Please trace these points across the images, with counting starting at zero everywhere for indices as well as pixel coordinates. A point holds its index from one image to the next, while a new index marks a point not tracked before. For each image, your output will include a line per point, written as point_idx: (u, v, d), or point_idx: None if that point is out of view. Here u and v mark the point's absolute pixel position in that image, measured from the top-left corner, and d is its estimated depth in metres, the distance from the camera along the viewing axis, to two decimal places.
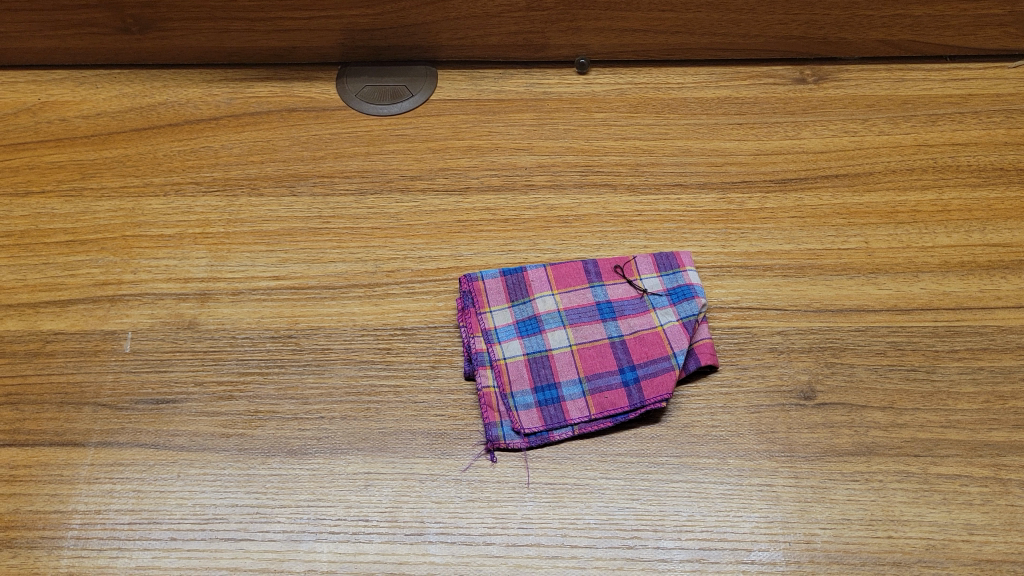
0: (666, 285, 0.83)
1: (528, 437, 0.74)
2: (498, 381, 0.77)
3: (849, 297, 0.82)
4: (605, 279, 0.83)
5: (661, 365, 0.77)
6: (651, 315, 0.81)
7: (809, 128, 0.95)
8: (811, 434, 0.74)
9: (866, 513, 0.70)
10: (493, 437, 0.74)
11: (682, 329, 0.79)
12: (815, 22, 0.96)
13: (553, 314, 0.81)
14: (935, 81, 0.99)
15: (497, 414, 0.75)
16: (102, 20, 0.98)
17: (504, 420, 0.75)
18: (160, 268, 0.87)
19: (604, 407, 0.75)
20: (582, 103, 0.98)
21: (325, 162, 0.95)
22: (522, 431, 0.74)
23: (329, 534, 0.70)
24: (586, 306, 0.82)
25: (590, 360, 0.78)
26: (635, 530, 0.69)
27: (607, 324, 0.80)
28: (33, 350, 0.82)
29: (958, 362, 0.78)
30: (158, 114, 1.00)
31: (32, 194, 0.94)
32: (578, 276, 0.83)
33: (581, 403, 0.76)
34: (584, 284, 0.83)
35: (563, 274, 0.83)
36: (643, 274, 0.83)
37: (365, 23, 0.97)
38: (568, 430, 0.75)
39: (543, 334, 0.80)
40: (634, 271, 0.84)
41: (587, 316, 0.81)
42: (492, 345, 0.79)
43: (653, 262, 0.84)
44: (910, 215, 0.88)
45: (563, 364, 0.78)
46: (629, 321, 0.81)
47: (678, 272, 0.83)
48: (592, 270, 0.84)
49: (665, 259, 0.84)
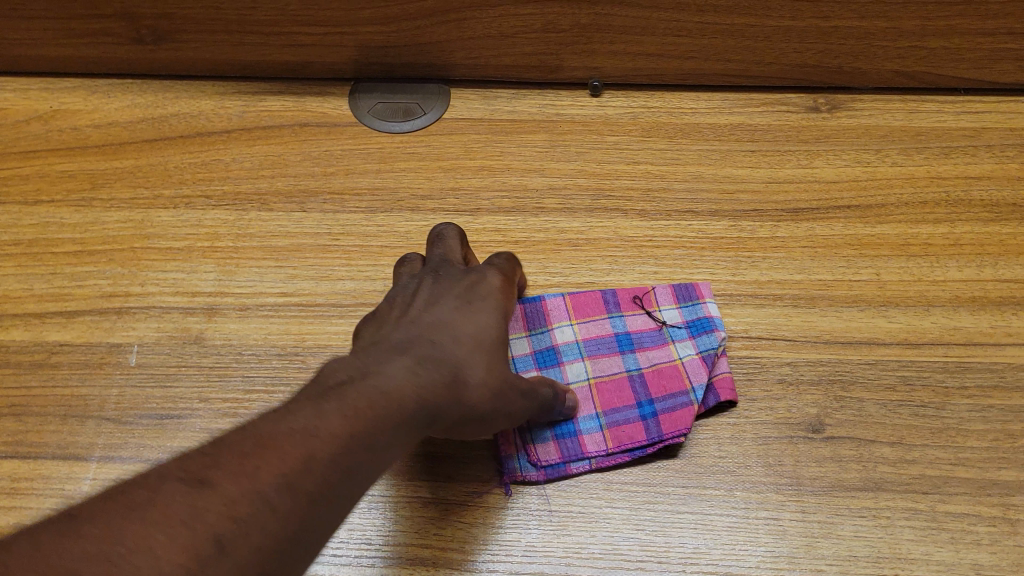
0: (686, 317, 0.81)
1: (546, 469, 0.74)
2: None
3: (859, 329, 0.82)
4: (625, 308, 0.83)
5: (679, 399, 0.76)
6: (669, 348, 0.80)
7: (822, 157, 0.95)
8: (819, 468, 0.74)
9: (874, 550, 0.69)
10: (509, 469, 0.74)
11: (700, 363, 0.78)
12: (831, 51, 0.95)
13: (571, 346, 0.81)
14: (949, 113, 0.98)
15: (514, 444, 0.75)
16: (117, 30, 0.98)
17: (521, 453, 0.74)
18: (168, 282, 0.87)
19: (621, 441, 0.75)
20: (595, 126, 0.98)
21: (336, 178, 0.94)
22: (539, 463, 0.74)
23: (332, 556, 0.70)
24: (605, 338, 0.81)
25: (608, 392, 0.77)
26: (639, 561, 0.69)
27: (626, 357, 0.80)
28: (37, 361, 0.82)
29: (968, 399, 0.77)
30: (170, 125, 1.00)
31: (42, 203, 0.94)
32: (596, 305, 0.83)
33: (598, 437, 0.75)
34: (603, 315, 0.82)
35: (581, 303, 0.83)
36: (662, 306, 0.82)
37: (379, 40, 0.97)
38: (585, 464, 0.74)
39: (562, 366, 0.79)
40: (653, 302, 0.83)
41: (606, 348, 0.80)
42: None
43: (673, 294, 0.83)
44: (921, 248, 0.87)
45: (580, 397, 0.77)
46: (647, 353, 0.80)
47: (698, 304, 0.82)
48: (611, 300, 0.83)
49: (685, 290, 0.83)
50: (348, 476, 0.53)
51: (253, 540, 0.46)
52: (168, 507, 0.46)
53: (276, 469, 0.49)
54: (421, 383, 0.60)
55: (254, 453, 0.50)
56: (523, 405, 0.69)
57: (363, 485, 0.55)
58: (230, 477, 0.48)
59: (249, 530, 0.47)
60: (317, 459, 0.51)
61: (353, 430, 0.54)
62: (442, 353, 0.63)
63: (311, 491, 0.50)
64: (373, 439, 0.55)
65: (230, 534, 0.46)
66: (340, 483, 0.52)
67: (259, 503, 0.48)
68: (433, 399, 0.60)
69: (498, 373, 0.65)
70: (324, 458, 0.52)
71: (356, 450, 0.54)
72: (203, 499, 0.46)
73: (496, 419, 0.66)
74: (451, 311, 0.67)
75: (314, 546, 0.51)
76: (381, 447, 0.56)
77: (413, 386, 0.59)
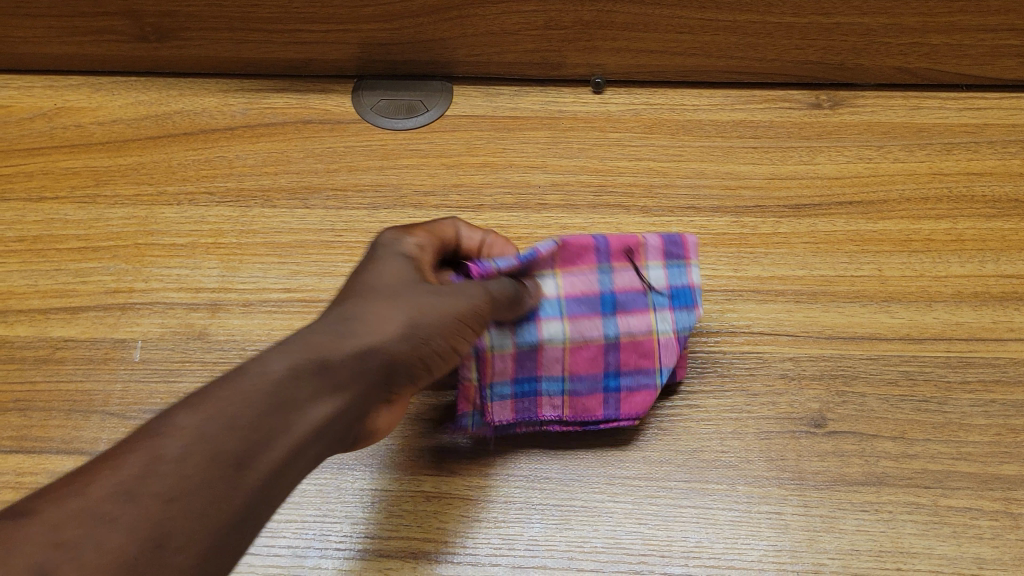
0: (670, 281, 0.78)
1: (499, 429, 0.75)
2: (481, 371, 0.74)
3: (861, 325, 0.82)
4: (613, 261, 0.77)
5: (645, 379, 0.76)
6: (650, 316, 0.76)
7: (824, 154, 0.95)
8: (821, 463, 0.74)
9: (876, 544, 0.69)
10: (460, 425, 0.75)
11: (676, 343, 0.76)
12: (832, 47, 0.95)
13: (551, 302, 0.75)
14: (951, 109, 0.98)
15: (473, 403, 0.74)
16: (121, 28, 0.98)
17: (474, 412, 0.74)
18: (172, 278, 0.87)
19: (577, 410, 0.76)
20: (597, 122, 0.98)
21: (339, 175, 0.95)
22: (493, 424, 0.74)
23: (334, 550, 0.71)
24: (587, 294, 0.76)
25: (578, 358, 0.75)
26: (642, 554, 0.70)
27: (604, 320, 0.76)
28: (42, 356, 0.82)
29: (971, 393, 0.77)
30: (174, 122, 1.00)
31: (46, 200, 0.94)
32: (585, 255, 0.76)
33: (556, 403, 0.76)
34: (590, 269, 0.76)
35: (569, 250, 0.75)
36: (649, 263, 0.78)
37: (382, 37, 0.97)
38: (538, 426, 0.76)
39: (538, 324, 0.74)
40: (641, 257, 0.77)
41: (587, 307, 0.76)
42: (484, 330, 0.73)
43: (662, 249, 0.78)
44: (924, 244, 0.88)
45: (549, 359, 0.75)
46: (627, 319, 0.76)
47: (686, 268, 0.78)
48: (602, 250, 0.76)
49: (677, 247, 0.78)
50: (201, 480, 0.52)
51: (81, 557, 0.47)
52: (27, 531, 0.48)
53: (108, 481, 0.50)
54: (294, 361, 0.57)
55: (92, 471, 0.51)
56: (447, 331, 0.63)
57: (239, 472, 0.53)
58: (60, 500, 0.50)
59: (76, 548, 0.48)
60: (171, 456, 0.52)
61: (205, 424, 0.53)
62: (319, 325, 0.60)
63: (184, 479, 0.51)
64: (233, 426, 0.54)
65: (54, 560, 0.47)
66: (212, 469, 0.52)
67: (92, 517, 0.49)
68: (310, 366, 0.57)
69: (387, 316, 0.61)
70: (180, 452, 0.52)
71: (219, 436, 0.53)
72: (24, 529, 0.48)
73: (417, 358, 0.62)
74: (337, 293, 0.65)
75: (208, 533, 0.51)
76: (256, 427, 0.54)
77: (281, 364, 0.57)
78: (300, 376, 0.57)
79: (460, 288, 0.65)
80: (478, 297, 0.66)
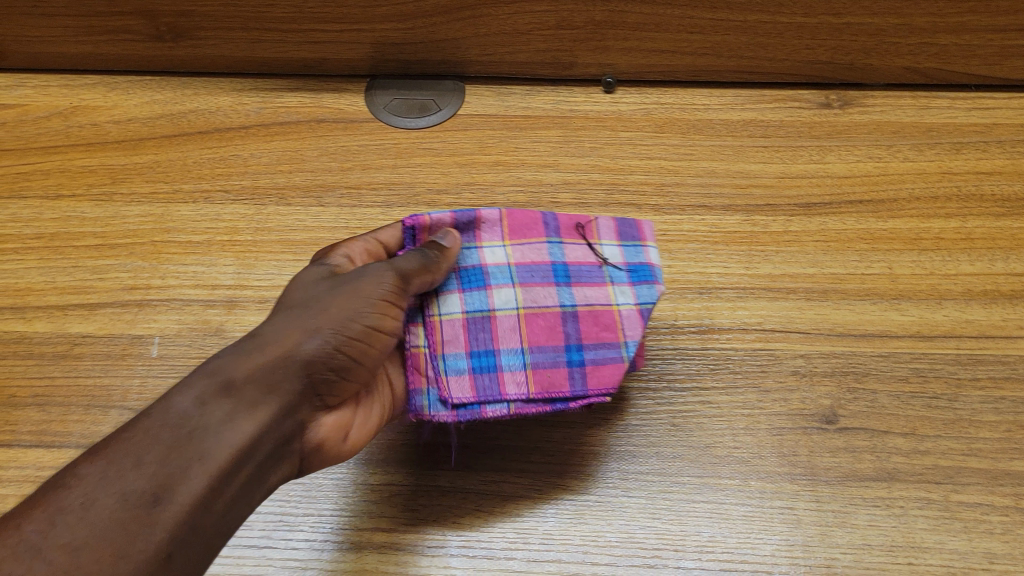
0: (626, 258, 0.75)
1: (457, 409, 0.70)
2: (430, 340, 0.70)
3: (872, 322, 0.83)
4: (564, 237, 0.75)
5: (611, 353, 0.72)
6: (606, 289, 0.74)
7: (834, 153, 0.96)
8: (833, 458, 0.74)
9: (888, 539, 0.70)
10: (417, 405, 0.70)
11: (637, 315, 0.73)
12: (842, 47, 0.96)
13: (501, 270, 0.73)
14: (960, 109, 0.99)
15: (425, 379, 0.70)
16: (136, 27, 0.99)
17: (431, 388, 0.70)
18: (188, 275, 0.88)
19: (544, 386, 0.70)
20: (609, 122, 0.99)
21: (353, 173, 0.95)
22: (450, 402, 0.69)
23: (352, 543, 0.72)
24: (540, 266, 0.73)
25: (537, 328, 0.72)
26: (656, 549, 0.70)
27: (559, 289, 0.73)
28: (61, 352, 0.83)
29: (981, 390, 0.78)
30: (188, 121, 1.01)
31: (63, 198, 0.95)
32: (535, 227, 0.74)
33: (520, 378, 0.70)
34: (540, 239, 0.74)
35: (518, 223, 0.74)
36: (603, 240, 0.75)
37: (395, 37, 0.98)
38: (503, 406, 0.70)
39: (487, 291, 0.72)
40: (594, 235, 0.76)
41: (539, 276, 0.73)
42: (429, 297, 0.71)
43: (615, 229, 0.76)
44: (934, 242, 0.88)
45: (505, 330, 0.71)
46: (583, 290, 0.73)
47: (642, 248, 0.76)
48: (552, 224, 0.75)
49: (630, 229, 0.76)
50: (114, 524, 0.52)
51: None
52: None
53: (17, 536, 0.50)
54: (197, 393, 0.59)
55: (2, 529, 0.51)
56: (356, 326, 0.63)
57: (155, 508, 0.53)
58: None
59: None
60: (78, 503, 0.52)
61: (112, 466, 0.54)
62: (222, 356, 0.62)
63: (95, 523, 0.52)
64: (140, 463, 0.55)
65: None
66: (126, 508, 0.53)
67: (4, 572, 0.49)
68: (214, 394, 0.59)
69: (289, 330, 0.62)
70: (87, 498, 0.53)
71: (131, 474, 0.54)
72: None
73: (329, 358, 0.63)
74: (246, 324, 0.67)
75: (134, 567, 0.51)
76: (165, 462, 0.55)
77: (186, 397, 0.58)
78: (205, 404, 0.58)
79: (361, 273, 0.66)
80: (386, 273, 0.66)
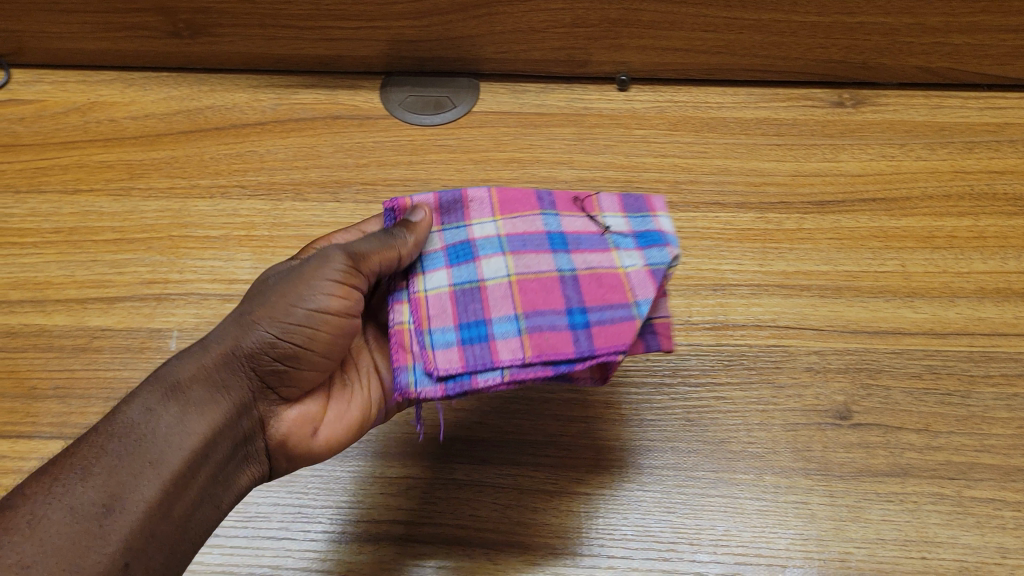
0: (632, 227, 0.71)
1: (445, 382, 0.65)
2: (415, 316, 0.68)
3: (885, 319, 0.83)
4: (561, 209, 0.72)
5: (617, 313, 0.66)
6: (611, 254, 0.70)
7: (847, 152, 0.96)
8: (847, 454, 0.75)
9: (901, 534, 0.71)
10: (403, 382, 0.65)
11: (647, 275, 0.68)
12: (856, 47, 0.97)
13: (490, 241, 0.70)
14: (972, 109, 1.00)
15: (410, 355, 0.66)
16: (154, 24, 1.00)
17: (417, 363, 0.66)
18: (206, 269, 0.89)
19: (543, 350, 0.65)
20: (623, 119, 1.00)
21: (368, 169, 0.96)
22: (435, 374, 0.65)
23: (369, 535, 0.72)
24: (533, 235, 0.71)
25: (533, 293, 0.68)
26: (671, 542, 0.71)
27: (557, 256, 0.69)
28: (80, 345, 0.84)
29: (993, 387, 0.79)
30: (205, 117, 1.02)
31: (82, 192, 0.96)
32: (527, 200, 0.72)
33: (515, 344, 0.65)
34: (533, 212, 0.72)
35: (509, 197, 0.72)
36: (606, 211, 0.72)
37: (411, 34, 0.99)
38: (497, 374, 0.65)
39: (476, 262, 0.69)
40: (596, 206, 0.73)
41: (533, 245, 0.70)
42: (413, 275, 0.70)
43: (620, 203, 0.73)
44: (946, 240, 0.89)
45: (497, 298, 0.68)
46: (584, 255, 0.70)
47: (648, 217, 0.72)
48: (546, 198, 0.73)
49: (634, 200, 0.73)
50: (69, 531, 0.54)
51: None
52: None
53: None
54: (143, 401, 0.60)
55: None
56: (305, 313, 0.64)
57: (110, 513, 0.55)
58: None
59: None
60: (28, 517, 0.54)
61: (63, 479, 0.56)
62: (169, 363, 0.64)
63: (45, 539, 0.53)
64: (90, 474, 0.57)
65: None
66: (81, 520, 0.55)
67: None
68: (162, 399, 0.61)
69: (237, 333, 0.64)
70: (38, 512, 0.54)
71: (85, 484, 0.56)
72: None
73: (279, 351, 0.64)
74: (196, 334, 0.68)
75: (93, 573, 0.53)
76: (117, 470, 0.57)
77: (135, 407, 0.60)
78: (153, 409, 0.60)
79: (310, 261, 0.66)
80: (333, 255, 0.65)
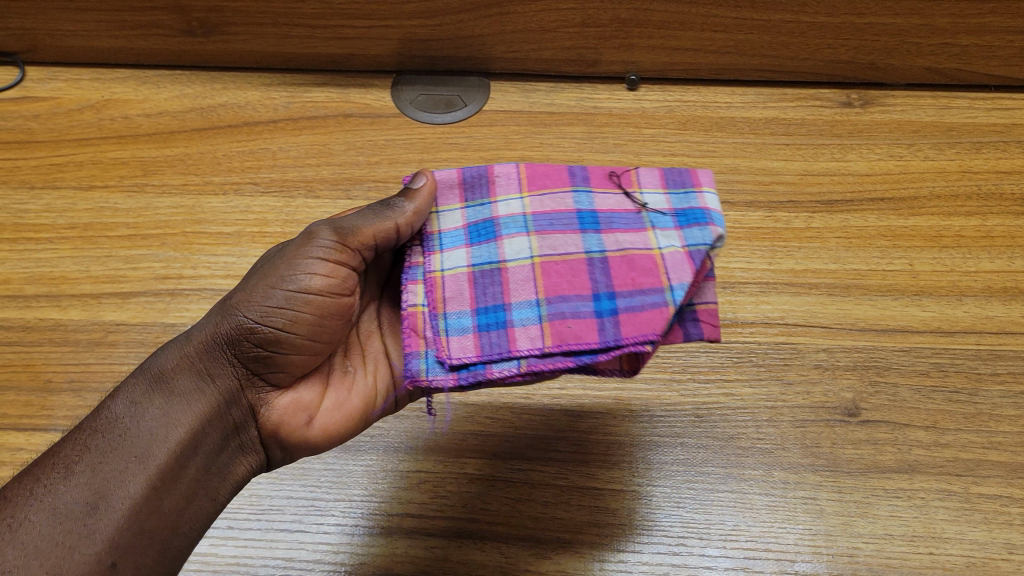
0: (673, 205, 0.69)
1: (458, 371, 0.64)
2: (430, 298, 0.67)
3: (893, 317, 0.84)
4: (595, 186, 0.70)
5: (649, 299, 0.63)
6: (647, 234, 0.67)
7: (855, 152, 0.97)
8: (855, 451, 0.76)
9: (909, 529, 0.71)
10: (415, 369, 0.65)
11: (684, 259, 0.65)
12: (864, 47, 0.97)
13: (515, 220, 0.69)
14: (979, 110, 1.00)
15: (423, 342, 0.66)
16: (168, 22, 1.01)
17: (431, 349, 0.65)
18: (219, 265, 0.90)
19: (563, 338, 0.63)
20: (632, 119, 1.00)
21: (380, 167, 0.97)
22: (448, 362, 0.64)
23: (383, 528, 0.73)
24: (561, 215, 0.69)
25: (556, 277, 0.66)
26: (680, 537, 0.72)
27: (585, 236, 0.67)
28: (95, 339, 0.85)
29: (1001, 385, 0.79)
30: (218, 114, 1.03)
31: (96, 188, 0.97)
32: (558, 177, 0.70)
33: (533, 332, 0.64)
34: (565, 189, 0.70)
35: (538, 174, 0.71)
36: (645, 188, 0.70)
37: (423, 33, 0.99)
38: (513, 363, 0.63)
39: (498, 242, 0.68)
40: (634, 183, 0.70)
41: (561, 225, 0.68)
42: (432, 254, 0.69)
43: (661, 179, 0.70)
44: (954, 240, 0.90)
45: (518, 282, 0.66)
46: (615, 236, 0.67)
47: (692, 193, 0.69)
48: (579, 174, 0.71)
49: (678, 176, 0.70)
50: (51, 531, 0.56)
51: None
52: None
53: None
54: (129, 396, 0.62)
55: None
56: (280, 295, 0.64)
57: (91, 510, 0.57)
58: None
59: None
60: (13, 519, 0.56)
61: (48, 477, 0.58)
62: (156, 355, 0.65)
63: (30, 538, 0.55)
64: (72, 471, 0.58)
65: None
66: (64, 520, 0.56)
67: None
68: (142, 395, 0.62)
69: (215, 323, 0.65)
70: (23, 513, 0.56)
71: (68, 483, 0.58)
72: None
73: (258, 338, 0.64)
74: None
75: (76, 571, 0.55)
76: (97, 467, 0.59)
77: (118, 404, 0.62)
78: (136, 404, 0.62)
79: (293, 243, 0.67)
80: (319, 233, 0.65)
